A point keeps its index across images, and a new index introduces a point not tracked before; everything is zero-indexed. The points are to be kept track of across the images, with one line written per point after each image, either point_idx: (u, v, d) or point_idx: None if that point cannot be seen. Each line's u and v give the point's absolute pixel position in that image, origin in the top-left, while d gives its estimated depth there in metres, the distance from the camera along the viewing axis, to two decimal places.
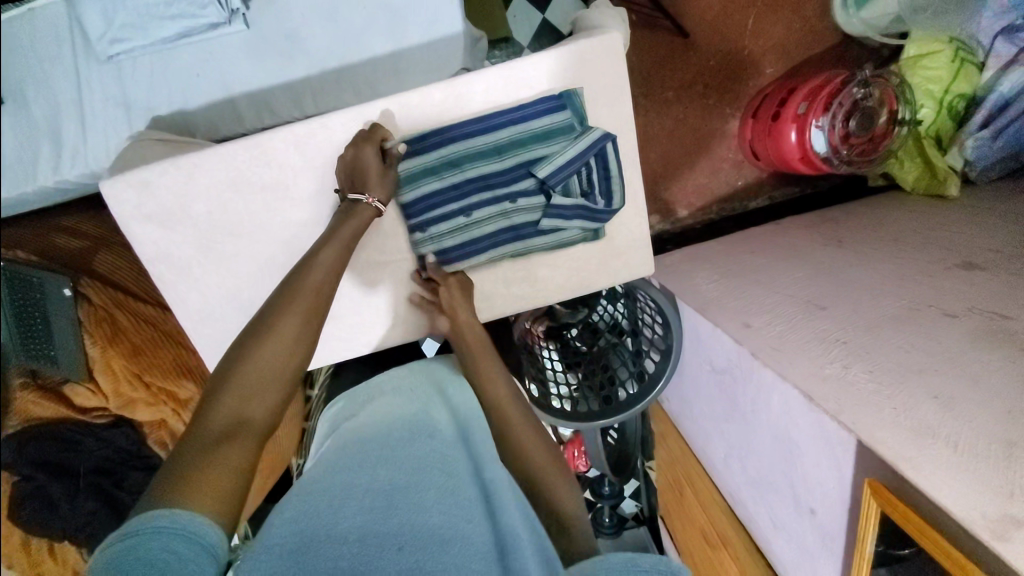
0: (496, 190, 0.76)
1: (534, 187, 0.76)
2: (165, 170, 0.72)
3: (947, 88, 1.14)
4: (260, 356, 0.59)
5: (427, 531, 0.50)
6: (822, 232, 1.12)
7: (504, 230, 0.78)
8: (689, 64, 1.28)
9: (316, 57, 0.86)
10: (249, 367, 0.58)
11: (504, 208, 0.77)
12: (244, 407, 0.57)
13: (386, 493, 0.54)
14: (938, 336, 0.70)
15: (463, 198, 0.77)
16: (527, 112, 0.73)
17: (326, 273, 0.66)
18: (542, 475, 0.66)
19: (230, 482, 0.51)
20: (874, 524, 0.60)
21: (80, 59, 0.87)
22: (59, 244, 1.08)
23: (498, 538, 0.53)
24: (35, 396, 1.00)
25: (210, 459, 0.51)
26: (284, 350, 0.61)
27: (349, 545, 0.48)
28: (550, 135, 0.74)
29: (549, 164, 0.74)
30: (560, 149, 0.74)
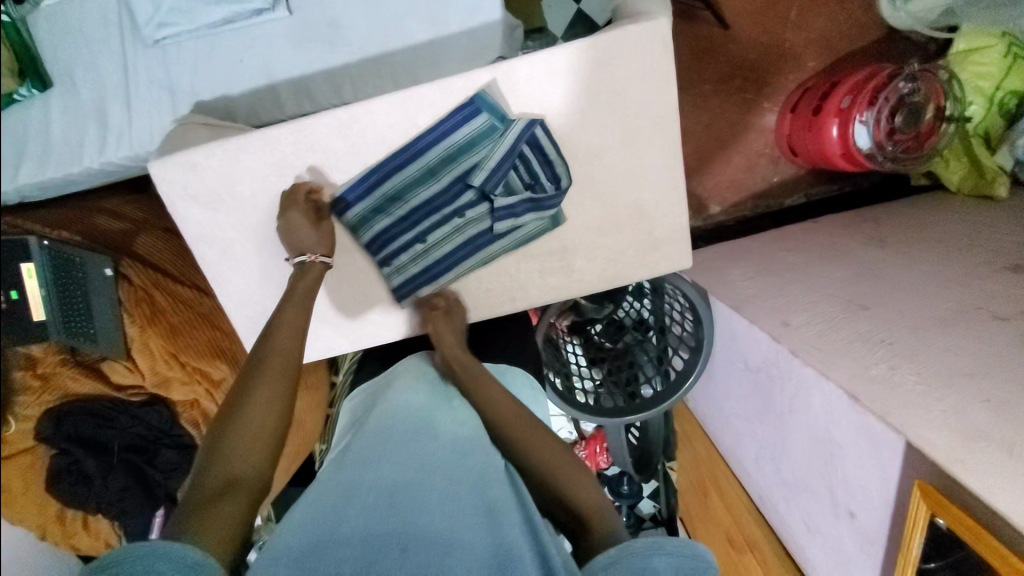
0: (440, 209, 0.76)
1: (476, 198, 0.75)
2: (212, 153, 0.73)
3: (999, 84, 1.10)
4: (245, 416, 0.63)
5: (423, 539, 0.54)
6: (863, 231, 1.09)
7: (463, 245, 0.78)
8: (728, 56, 1.25)
9: (356, 44, 0.86)
10: (235, 427, 0.62)
11: (455, 224, 0.77)
12: (236, 464, 0.60)
13: (386, 499, 0.57)
14: (989, 339, 0.68)
15: (411, 224, 0.77)
16: (446, 122, 0.72)
17: (291, 336, 0.71)
18: (551, 471, 0.65)
19: (231, 533, 0.54)
20: (921, 529, 0.58)
21: (129, 44, 0.89)
22: (99, 225, 1.09)
23: (500, 540, 0.54)
24: (75, 372, 1.02)
25: (210, 516, 0.54)
26: (266, 408, 0.64)
27: (348, 548, 0.53)
28: (474, 142, 0.73)
29: (481, 171, 0.72)
30: (489, 152, 0.72)
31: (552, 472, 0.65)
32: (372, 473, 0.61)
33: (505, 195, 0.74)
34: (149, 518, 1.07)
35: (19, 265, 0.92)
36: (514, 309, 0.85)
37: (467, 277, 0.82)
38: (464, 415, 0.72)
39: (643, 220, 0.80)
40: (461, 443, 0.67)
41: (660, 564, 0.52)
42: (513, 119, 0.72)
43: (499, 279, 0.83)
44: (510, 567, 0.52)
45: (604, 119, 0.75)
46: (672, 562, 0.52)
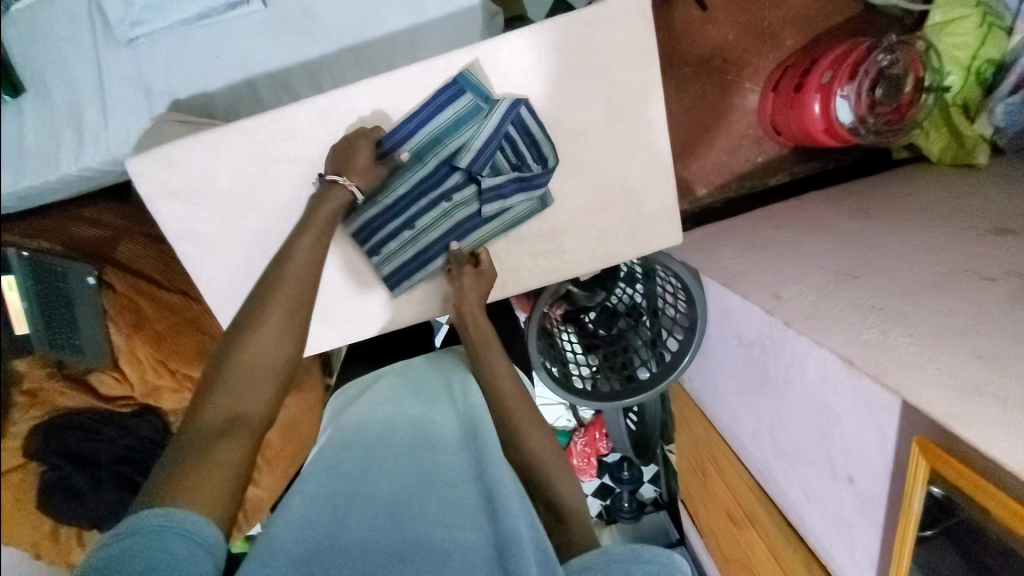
0: (429, 193, 0.76)
1: (463, 180, 0.75)
2: (191, 147, 0.72)
3: (974, 54, 1.11)
4: (250, 353, 0.62)
5: (428, 539, 0.54)
6: (848, 205, 1.10)
7: (452, 229, 0.78)
8: (707, 37, 1.25)
9: (334, 34, 0.87)
10: (240, 363, 0.62)
11: (443, 208, 0.76)
12: (240, 405, 0.60)
13: (388, 505, 0.58)
14: (976, 299, 0.68)
15: (400, 209, 0.77)
16: (430, 104, 0.72)
17: (304, 266, 0.69)
18: (546, 473, 0.68)
19: (227, 478, 0.55)
20: (921, 484, 0.58)
21: (100, 44, 0.87)
22: (78, 234, 1.07)
23: (499, 531, 0.53)
24: (60, 386, 0.98)
25: (207, 460, 0.56)
26: (270, 349, 0.64)
27: (354, 552, 0.53)
28: (459, 126, 0.73)
29: (467, 152, 0.72)
30: (474, 134, 0.72)
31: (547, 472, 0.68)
32: (369, 480, 0.62)
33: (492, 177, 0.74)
34: None
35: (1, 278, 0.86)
36: (506, 295, 0.85)
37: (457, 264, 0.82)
38: (466, 407, 0.74)
39: (631, 199, 0.80)
40: (463, 441, 0.68)
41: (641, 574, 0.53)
42: (497, 99, 0.72)
43: None
44: (508, 560, 0.50)
45: (586, 97, 0.75)
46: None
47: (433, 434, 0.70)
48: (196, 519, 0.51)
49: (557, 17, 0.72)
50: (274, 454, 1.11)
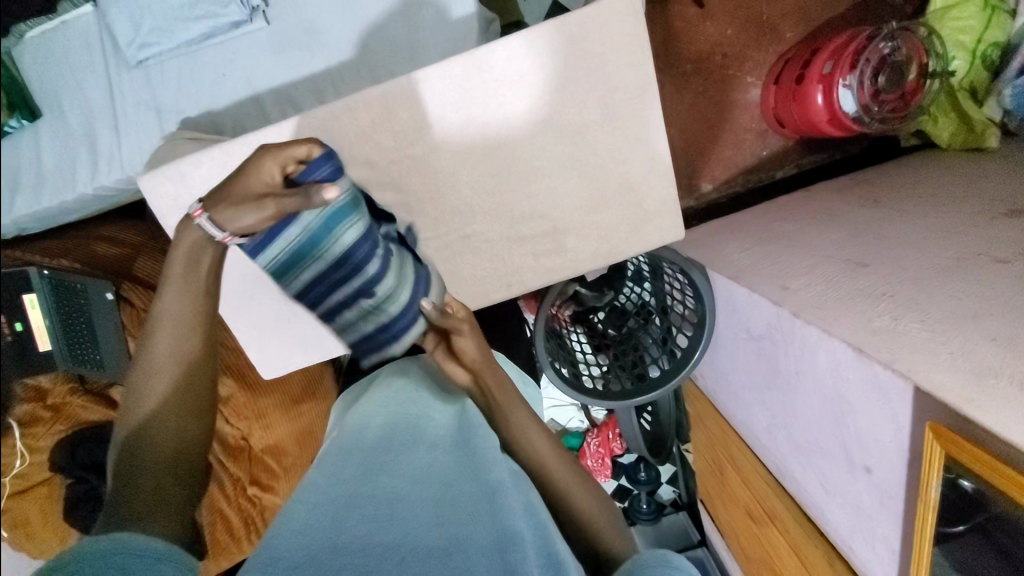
0: (329, 290, 0.72)
1: (370, 279, 0.70)
2: (201, 162, 0.74)
3: (980, 37, 1.10)
4: (159, 402, 0.61)
5: (422, 541, 0.51)
6: (856, 195, 1.08)
7: (381, 327, 0.73)
8: (705, 34, 1.26)
9: (335, 48, 0.89)
10: (155, 414, 0.60)
11: (366, 306, 0.71)
12: (169, 457, 0.59)
13: (390, 502, 0.55)
14: (989, 281, 0.67)
15: (321, 302, 0.74)
16: (258, 244, 0.67)
17: (189, 300, 0.66)
18: (579, 510, 0.65)
19: (178, 520, 0.54)
20: (937, 471, 0.58)
21: (113, 68, 0.91)
22: (99, 252, 1.10)
23: (501, 532, 0.52)
24: (83, 400, 1.04)
25: (154, 509, 0.53)
26: (180, 389, 0.62)
27: (349, 556, 0.49)
28: (327, 234, 0.68)
29: (347, 250, 0.69)
30: (341, 235, 0.68)
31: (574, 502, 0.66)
32: (373, 479, 0.59)
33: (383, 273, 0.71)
34: None
35: (24, 295, 0.97)
36: (512, 295, 0.85)
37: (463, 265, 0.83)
38: (463, 413, 0.73)
39: (633, 194, 0.80)
40: (454, 445, 0.66)
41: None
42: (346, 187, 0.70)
43: (493, 266, 0.83)
44: (512, 557, 0.49)
45: (583, 96, 0.76)
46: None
47: (426, 436, 0.67)
48: (150, 546, 0.48)
49: (553, 20, 0.73)
50: (291, 461, 1.15)
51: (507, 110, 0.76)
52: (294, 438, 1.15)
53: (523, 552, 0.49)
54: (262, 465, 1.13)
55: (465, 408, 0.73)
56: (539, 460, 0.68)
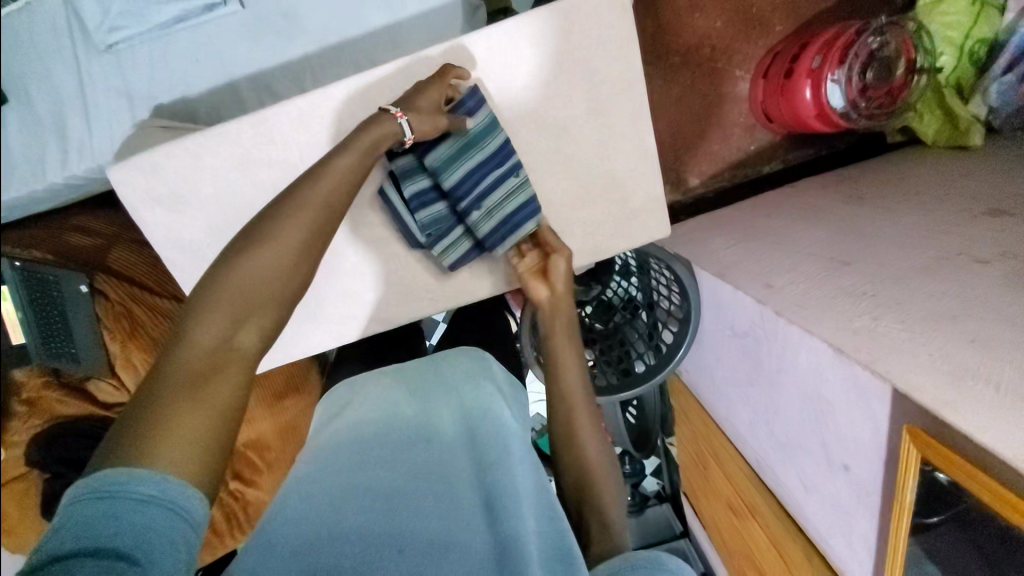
0: (482, 177, 0.72)
1: (516, 163, 0.74)
2: (173, 153, 0.72)
3: (968, 33, 1.10)
4: (249, 273, 0.55)
5: (421, 535, 0.54)
6: (842, 191, 1.08)
7: (520, 208, 0.74)
8: (694, 26, 1.24)
9: (314, 34, 0.86)
10: (234, 285, 0.54)
11: (513, 185, 0.73)
12: (228, 335, 0.53)
13: (387, 495, 0.58)
14: (968, 282, 0.68)
15: (480, 194, 0.73)
16: (435, 139, 0.71)
17: (336, 185, 0.61)
18: (596, 488, 0.65)
19: (210, 425, 0.49)
20: (913, 473, 0.59)
21: (81, 51, 0.87)
22: (73, 241, 1.06)
23: (502, 531, 0.55)
24: (58, 396, 1.00)
25: (189, 406, 0.49)
26: (280, 269, 0.56)
27: (350, 543, 0.53)
28: (479, 130, 0.71)
29: (502, 140, 0.72)
30: (496, 132, 0.72)
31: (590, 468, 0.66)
32: (370, 470, 0.61)
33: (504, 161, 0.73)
34: None
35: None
36: (496, 292, 0.85)
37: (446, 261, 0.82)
38: (471, 398, 0.72)
39: (619, 191, 0.79)
40: (463, 436, 0.68)
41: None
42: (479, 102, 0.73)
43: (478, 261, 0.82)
44: (511, 559, 0.52)
45: (568, 90, 0.75)
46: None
47: (430, 428, 0.68)
48: (183, 491, 0.46)
49: (537, 11, 0.72)
50: (274, 457, 1.14)
51: (490, 103, 0.74)
52: (278, 433, 1.14)
53: (523, 552, 0.52)
54: (242, 462, 1.10)
55: (474, 392, 0.73)
56: (567, 425, 0.69)
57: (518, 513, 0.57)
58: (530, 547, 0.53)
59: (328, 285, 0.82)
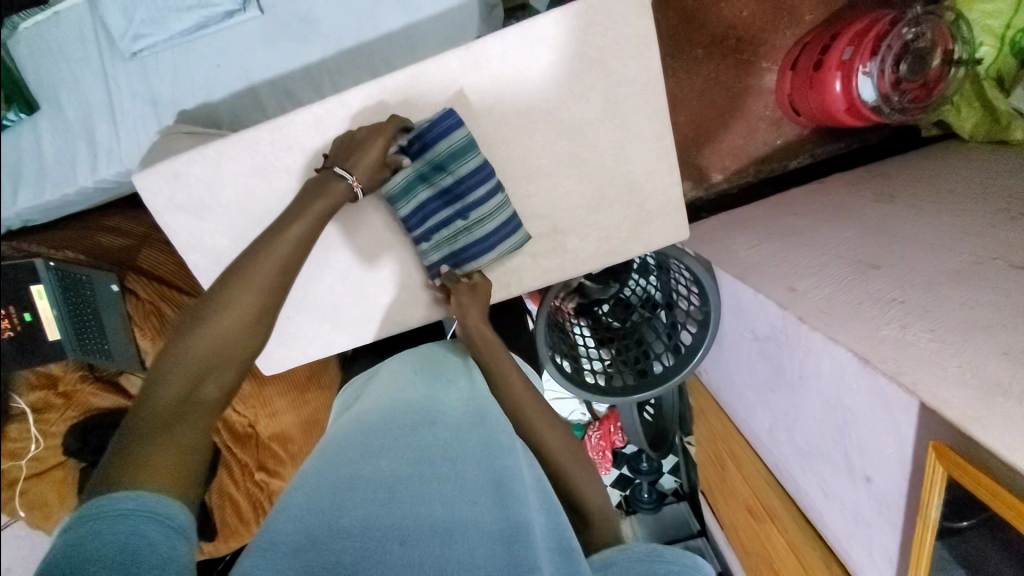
0: (433, 212, 0.75)
1: (479, 198, 0.74)
2: (196, 161, 0.74)
3: (1009, 23, 1.04)
4: (214, 320, 0.57)
5: (427, 522, 0.49)
6: (870, 189, 1.04)
7: (471, 244, 0.77)
8: (718, 17, 1.21)
9: (332, 36, 0.87)
10: (198, 334, 0.56)
11: (457, 228, 0.76)
12: (195, 381, 0.54)
13: (388, 484, 0.52)
14: (1004, 289, 0.65)
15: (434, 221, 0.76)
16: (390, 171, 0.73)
17: (288, 242, 0.64)
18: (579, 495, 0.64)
19: (184, 458, 0.49)
20: (939, 489, 0.57)
21: (107, 59, 0.90)
22: (104, 243, 1.09)
23: (508, 517, 0.51)
24: (92, 389, 1.05)
25: (162, 442, 0.49)
26: (243, 313, 0.59)
27: (353, 537, 0.47)
28: (445, 160, 0.72)
29: (463, 172, 0.73)
30: (464, 162, 0.73)
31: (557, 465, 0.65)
32: (372, 461, 0.55)
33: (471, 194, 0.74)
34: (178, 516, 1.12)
35: (30, 287, 0.98)
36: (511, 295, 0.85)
37: None
38: (474, 391, 0.70)
39: (636, 193, 0.78)
40: (467, 422, 0.64)
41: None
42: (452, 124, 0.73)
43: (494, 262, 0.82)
44: (519, 547, 0.48)
45: (585, 92, 0.73)
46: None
47: (434, 413, 0.64)
48: (166, 505, 0.45)
49: (555, 12, 0.71)
50: (296, 448, 1.16)
51: (507, 107, 0.74)
52: (300, 426, 1.17)
53: (529, 541, 0.48)
54: (268, 453, 1.14)
55: (483, 385, 0.71)
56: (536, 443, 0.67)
57: (524, 501, 0.53)
58: (536, 535, 0.49)
59: (346, 289, 0.83)
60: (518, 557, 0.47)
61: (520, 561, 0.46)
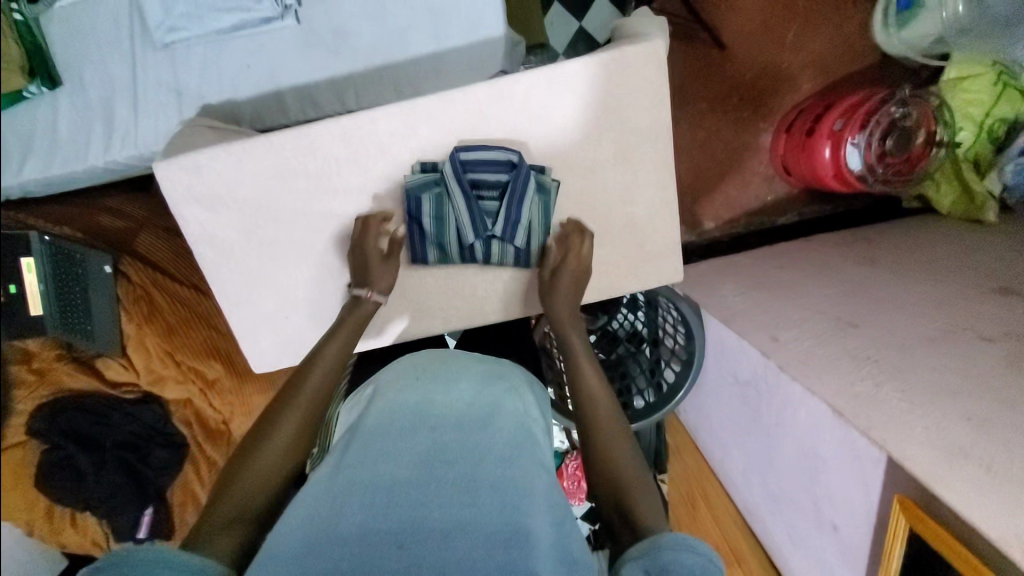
0: (471, 218, 0.77)
1: (496, 185, 0.77)
2: (218, 156, 0.76)
3: (988, 111, 1.13)
4: (282, 425, 0.66)
5: (426, 525, 0.52)
6: (853, 251, 1.10)
7: (522, 205, 0.76)
8: (723, 76, 1.28)
9: (361, 52, 0.90)
10: (273, 434, 0.65)
11: (502, 209, 0.77)
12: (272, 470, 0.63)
13: (388, 487, 0.54)
14: (970, 359, 0.70)
15: (481, 227, 0.77)
16: (421, 235, 0.79)
17: (331, 370, 0.73)
18: (625, 486, 0.61)
19: (240, 546, 0.55)
20: (900, 541, 0.60)
21: (138, 46, 0.92)
22: (103, 224, 1.09)
23: (509, 521, 0.52)
24: (69, 369, 1.02)
25: (227, 524, 0.56)
26: (299, 426, 0.67)
27: (351, 543, 0.50)
28: (438, 206, 0.77)
29: (456, 189, 0.76)
30: (446, 183, 0.76)
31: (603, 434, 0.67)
32: (371, 464, 0.57)
33: (485, 187, 0.77)
34: (138, 518, 1.08)
35: (21, 258, 0.98)
36: (507, 317, 0.87)
37: (463, 283, 0.85)
38: (477, 394, 0.66)
39: (638, 233, 0.82)
40: (469, 423, 0.63)
41: (687, 561, 0.49)
42: (415, 188, 0.77)
43: (494, 285, 0.85)
44: (517, 555, 0.49)
45: (600, 135, 0.78)
46: (702, 562, 0.49)
47: (433, 412, 0.63)
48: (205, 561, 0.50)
49: (580, 55, 0.75)
50: None
51: (523, 140, 0.78)
52: None
53: (530, 547, 0.50)
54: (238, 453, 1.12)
55: (488, 389, 0.68)
56: (596, 434, 0.67)
57: (528, 509, 0.54)
58: (538, 545, 0.51)
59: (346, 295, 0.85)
60: (514, 562, 0.49)
61: (517, 566, 0.49)
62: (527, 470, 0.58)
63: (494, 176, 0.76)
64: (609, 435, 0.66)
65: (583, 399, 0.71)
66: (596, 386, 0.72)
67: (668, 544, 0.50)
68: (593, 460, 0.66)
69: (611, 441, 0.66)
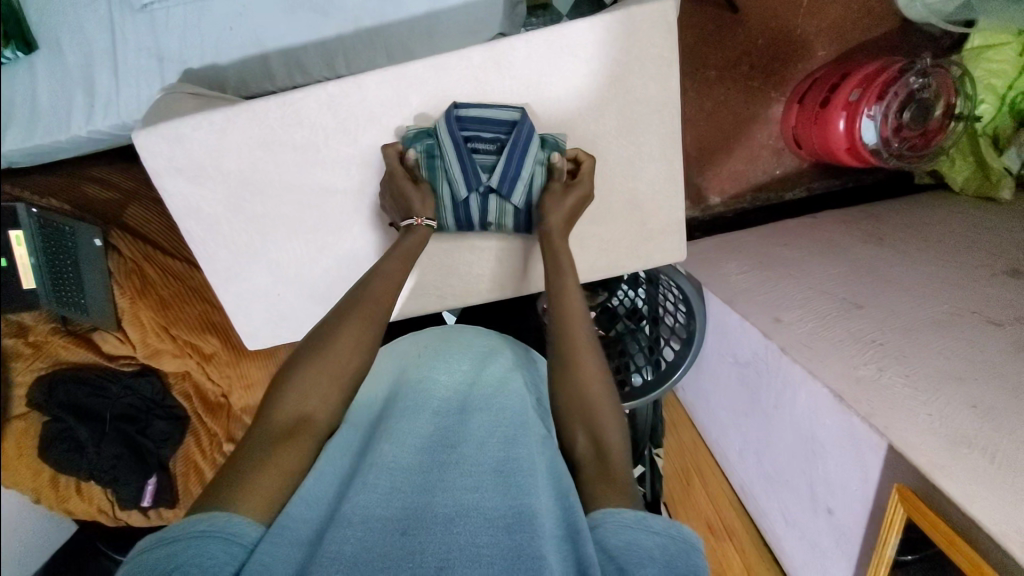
0: (467, 173, 0.73)
1: (494, 135, 0.73)
2: (202, 125, 0.73)
3: (1011, 83, 1.09)
4: (331, 359, 0.60)
5: (429, 510, 0.49)
6: (861, 229, 1.06)
7: (522, 154, 0.72)
8: (734, 41, 1.22)
9: (352, 15, 0.86)
10: (319, 367, 0.59)
11: (500, 163, 0.73)
12: (306, 408, 0.57)
13: (389, 471, 0.53)
14: (977, 344, 0.68)
15: (478, 183, 0.74)
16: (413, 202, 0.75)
17: (368, 314, 0.64)
18: (595, 412, 0.59)
19: (276, 492, 0.50)
20: (897, 530, 0.61)
21: (115, 7, 0.87)
22: (90, 194, 1.06)
23: (513, 503, 0.50)
24: (65, 342, 1.00)
25: (265, 465, 0.51)
26: (349, 353, 0.61)
27: (352, 527, 0.48)
28: (432, 166, 0.74)
29: (450, 141, 0.72)
30: (441, 136, 0.72)
31: (590, 399, 0.60)
32: (374, 446, 0.56)
33: (480, 137, 0.73)
34: (142, 486, 1.08)
35: (8, 231, 0.92)
36: (505, 296, 0.85)
37: (458, 260, 0.83)
38: (476, 378, 0.66)
39: (639, 211, 0.80)
40: (471, 405, 0.62)
41: (651, 544, 0.47)
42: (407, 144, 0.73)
43: (490, 265, 0.83)
44: (522, 535, 0.47)
45: (604, 105, 0.75)
46: (663, 544, 0.48)
47: (433, 394, 0.63)
48: (237, 522, 0.46)
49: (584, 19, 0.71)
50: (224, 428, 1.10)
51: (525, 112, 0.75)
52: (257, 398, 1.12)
53: (535, 530, 0.47)
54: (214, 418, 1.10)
55: (490, 370, 0.67)
56: (569, 355, 0.63)
57: (534, 490, 0.51)
58: (544, 527, 0.48)
59: (334, 261, 0.80)
60: (519, 545, 0.46)
61: (523, 549, 0.46)
62: (534, 450, 0.56)
63: (489, 125, 0.73)
64: (584, 362, 0.62)
65: (570, 360, 0.62)
66: (572, 299, 0.67)
67: (631, 523, 0.48)
68: (571, 421, 0.60)
69: (595, 400, 0.60)
